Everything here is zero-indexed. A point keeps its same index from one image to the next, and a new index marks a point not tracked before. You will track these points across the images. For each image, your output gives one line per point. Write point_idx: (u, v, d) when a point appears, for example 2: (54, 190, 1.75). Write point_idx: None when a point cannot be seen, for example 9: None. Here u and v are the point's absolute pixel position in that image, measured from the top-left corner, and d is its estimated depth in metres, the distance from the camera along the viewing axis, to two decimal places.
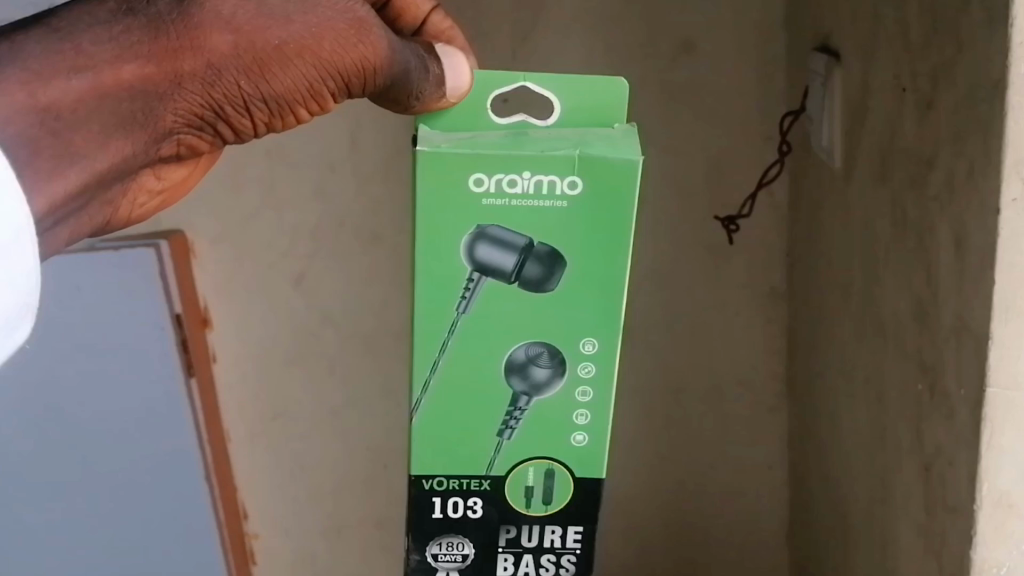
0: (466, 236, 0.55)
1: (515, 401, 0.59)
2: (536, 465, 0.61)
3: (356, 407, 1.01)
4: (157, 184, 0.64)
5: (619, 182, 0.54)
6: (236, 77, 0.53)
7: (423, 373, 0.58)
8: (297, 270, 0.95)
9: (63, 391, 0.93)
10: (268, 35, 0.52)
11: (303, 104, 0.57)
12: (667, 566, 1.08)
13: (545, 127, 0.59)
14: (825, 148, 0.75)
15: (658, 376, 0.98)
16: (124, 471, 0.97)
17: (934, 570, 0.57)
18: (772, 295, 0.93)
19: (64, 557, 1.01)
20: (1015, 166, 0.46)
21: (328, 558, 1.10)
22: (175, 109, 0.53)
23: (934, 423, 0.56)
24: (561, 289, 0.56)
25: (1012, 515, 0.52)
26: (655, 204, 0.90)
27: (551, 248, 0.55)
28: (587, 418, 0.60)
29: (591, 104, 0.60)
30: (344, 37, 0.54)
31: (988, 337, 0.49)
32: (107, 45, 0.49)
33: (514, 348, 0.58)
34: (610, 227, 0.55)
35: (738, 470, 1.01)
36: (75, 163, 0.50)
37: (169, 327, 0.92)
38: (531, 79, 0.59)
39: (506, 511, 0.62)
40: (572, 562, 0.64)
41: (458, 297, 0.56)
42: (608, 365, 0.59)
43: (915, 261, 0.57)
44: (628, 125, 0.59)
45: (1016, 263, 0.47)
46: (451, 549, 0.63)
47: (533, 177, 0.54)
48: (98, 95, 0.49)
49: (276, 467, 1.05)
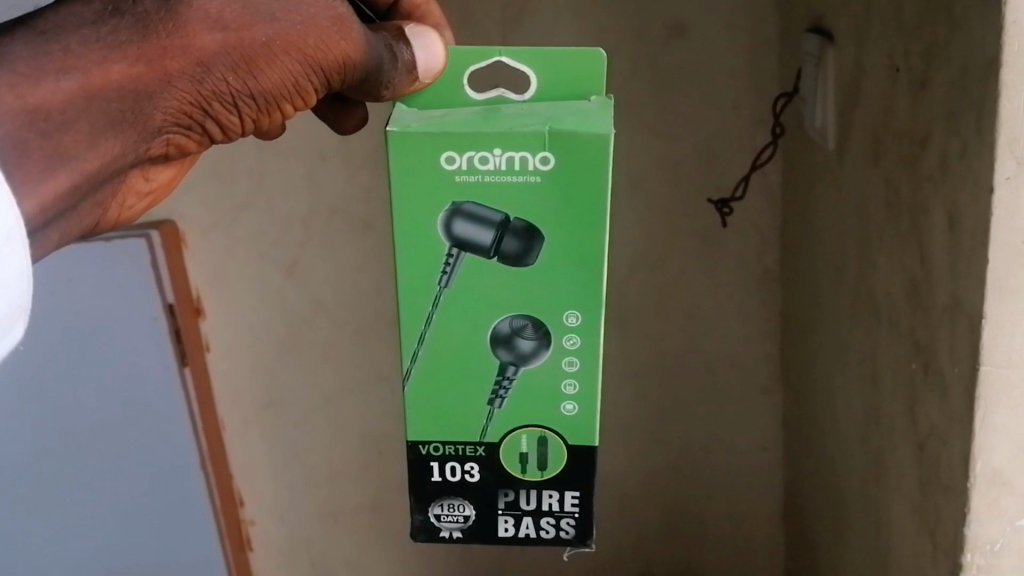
0: (443, 212, 0.55)
1: (503, 371, 0.59)
2: (528, 433, 0.60)
3: (351, 393, 1.01)
4: (147, 186, 0.63)
5: (591, 156, 0.53)
6: (225, 74, 0.53)
7: (411, 344, 0.58)
8: (290, 257, 0.95)
9: (58, 389, 0.93)
10: (255, 31, 0.52)
11: (289, 100, 0.56)
12: (662, 545, 1.08)
13: (521, 102, 0.58)
14: (819, 130, 0.75)
15: (652, 360, 0.98)
16: (120, 464, 0.97)
17: (927, 549, 0.58)
18: (766, 278, 0.93)
19: (60, 548, 1.01)
20: (1009, 144, 0.46)
21: (324, 543, 1.10)
22: (166, 107, 0.53)
23: (927, 402, 0.56)
24: (540, 263, 0.56)
25: (1006, 492, 0.52)
26: (648, 188, 0.90)
27: (528, 223, 0.55)
28: (575, 387, 0.59)
29: (568, 76, 0.59)
30: (327, 34, 0.54)
31: (982, 316, 0.49)
32: (95, 47, 0.49)
33: (499, 320, 0.57)
34: (586, 199, 0.54)
35: (733, 452, 1.01)
36: (66, 164, 0.50)
37: (161, 317, 0.92)
38: (506, 53, 0.58)
39: (503, 475, 0.62)
40: (571, 525, 0.63)
41: (440, 272, 0.56)
42: (593, 336, 0.58)
43: (909, 241, 0.57)
44: (607, 98, 0.58)
45: (1011, 241, 0.47)
46: (452, 510, 0.63)
47: (504, 154, 0.53)
48: (87, 95, 0.49)
49: (271, 455, 1.05)
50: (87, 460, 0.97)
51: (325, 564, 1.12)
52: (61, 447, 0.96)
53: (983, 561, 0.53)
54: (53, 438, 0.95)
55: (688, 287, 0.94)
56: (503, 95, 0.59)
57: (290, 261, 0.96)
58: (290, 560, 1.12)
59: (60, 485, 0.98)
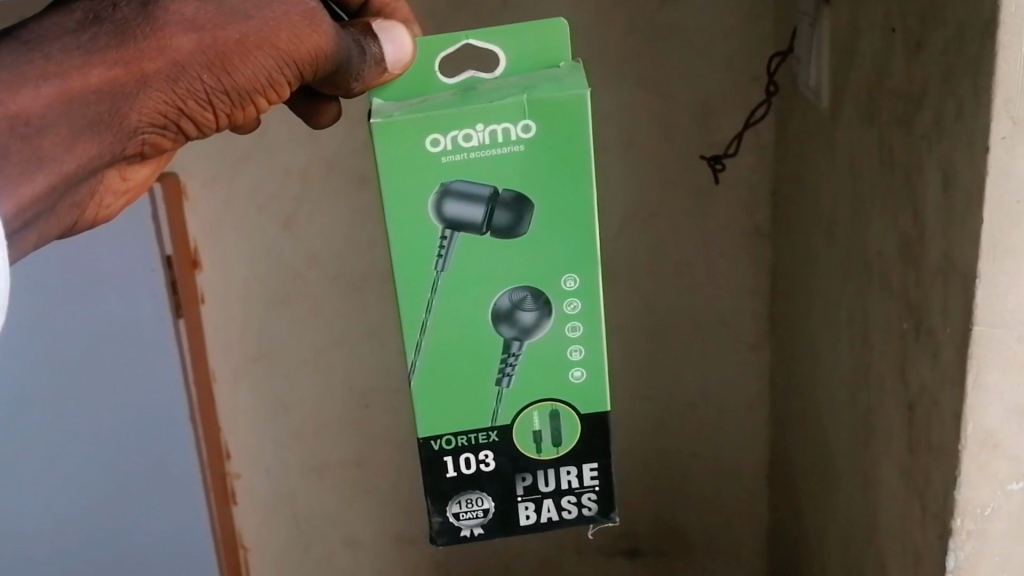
0: (432, 195, 0.55)
1: (508, 349, 0.58)
2: (539, 409, 0.60)
3: (338, 347, 1.01)
4: (124, 185, 0.62)
5: (571, 119, 0.54)
6: (200, 72, 0.53)
7: (413, 335, 0.57)
8: (287, 211, 0.95)
9: (48, 348, 0.93)
10: (229, 30, 0.53)
11: (262, 94, 0.57)
12: (647, 513, 1.07)
13: (493, 79, 0.58)
14: (813, 89, 0.74)
15: (643, 318, 0.97)
16: (109, 424, 0.97)
17: (917, 512, 0.58)
18: (757, 236, 0.93)
19: (49, 507, 1.00)
20: (1005, 104, 0.45)
21: (308, 500, 1.09)
22: (141, 109, 0.54)
23: (919, 363, 0.56)
24: (532, 231, 0.55)
25: (996, 454, 0.52)
26: (640, 145, 0.90)
27: (516, 194, 0.55)
28: (581, 352, 0.59)
29: (537, 48, 0.59)
30: (299, 28, 0.55)
31: (976, 276, 0.48)
32: (76, 53, 0.51)
33: (499, 294, 0.57)
34: (573, 159, 0.54)
35: (719, 411, 1.02)
36: (43, 167, 0.52)
37: (158, 269, 0.92)
38: (473, 35, 0.58)
39: (519, 459, 0.61)
40: (593, 500, 0.62)
41: (435, 256, 0.56)
42: (594, 298, 0.57)
43: (903, 199, 0.57)
44: (575, 62, 0.58)
45: (1006, 200, 0.47)
46: (471, 505, 0.61)
47: (487, 128, 0.54)
48: (65, 100, 0.51)
49: (258, 406, 1.04)
50: (80, 414, 0.96)
51: (310, 520, 1.10)
52: (49, 404, 0.95)
53: (974, 526, 0.53)
54: (47, 392, 0.95)
55: (679, 245, 0.94)
56: (474, 76, 0.58)
57: (286, 214, 0.95)
58: (272, 515, 1.10)
59: (47, 447, 0.97)
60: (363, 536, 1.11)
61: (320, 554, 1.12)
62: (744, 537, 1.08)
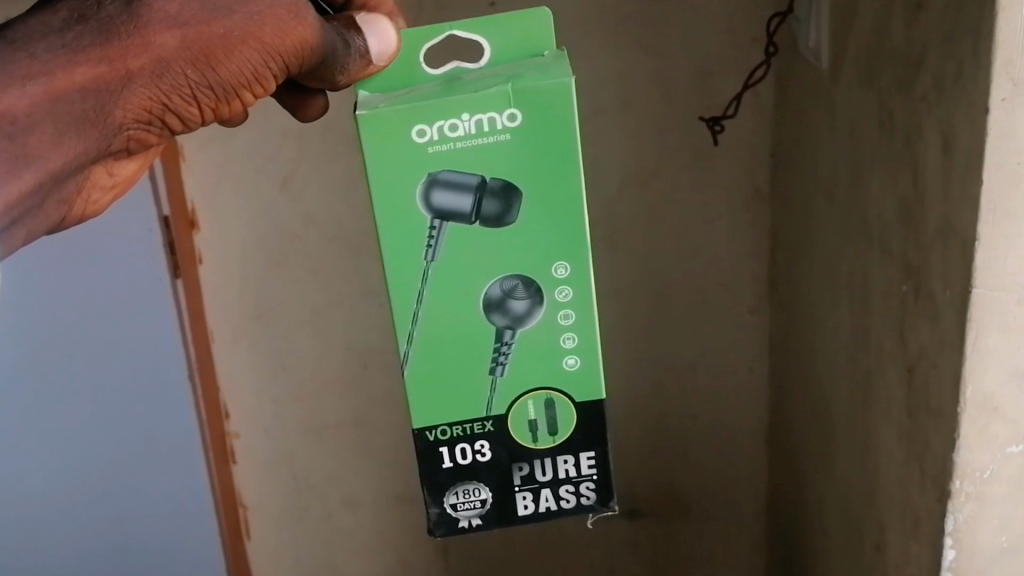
0: (419, 185, 0.54)
1: (500, 337, 0.57)
2: (534, 398, 0.59)
3: (336, 310, 1.01)
4: (111, 181, 0.62)
5: (558, 107, 0.53)
6: (185, 69, 0.54)
7: (405, 326, 0.57)
8: (283, 172, 0.95)
9: (53, 317, 0.93)
10: (213, 26, 0.53)
11: (248, 88, 0.56)
12: (647, 478, 1.08)
13: (478, 70, 0.57)
14: (813, 50, 0.74)
15: (641, 279, 0.97)
16: (109, 391, 0.97)
17: (917, 476, 0.57)
18: (756, 197, 0.93)
19: (51, 472, 1.00)
20: (1005, 66, 0.45)
21: (307, 460, 1.09)
22: (125, 104, 0.54)
23: (918, 326, 0.56)
24: (522, 220, 0.55)
25: (995, 417, 0.52)
26: (640, 106, 0.89)
27: (505, 182, 0.54)
28: (574, 340, 0.58)
29: (520, 38, 0.58)
30: (283, 21, 0.54)
31: (976, 239, 0.48)
32: (60, 52, 0.51)
33: (490, 284, 0.56)
34: (560, 147, 0.54)
35: (718, 372, 1.01)
36: (31, 165, 0.52)
37: (156, 230, 0.92)
38: (457, 26, 0.57)
39: (515, 449, 0.60)
40: (591, 489, 0.61)
41: (425, 246, 0.55)
42: (585, 285, 0.57)
43: (902, 161, 0.56)
44: (560, 52, 0.58)
45: (1005, 163, 0.46)
46: (468, 496, 0.61)
47: (472, 117, 0.53)
48: (51, 99, 0.51)
49: (257, 368, 1.04)
50: (79, 378, 0.96)
51: (309, 480, 1.10)
52: (49, 373, 0.95)
53: (973, 489, 0.53)
54: (47, 361, 0.95)
55: (677, 207, 0.94)
56: (460, 66, 0.58)
57: (283, 178, 0.95)
58: (272, 476, 1.10)
59: (48, 415, 0.97)
60: (363, 497, 1.11)
61: (320, 515, 1.12)
62: (743, 498, 1.08)
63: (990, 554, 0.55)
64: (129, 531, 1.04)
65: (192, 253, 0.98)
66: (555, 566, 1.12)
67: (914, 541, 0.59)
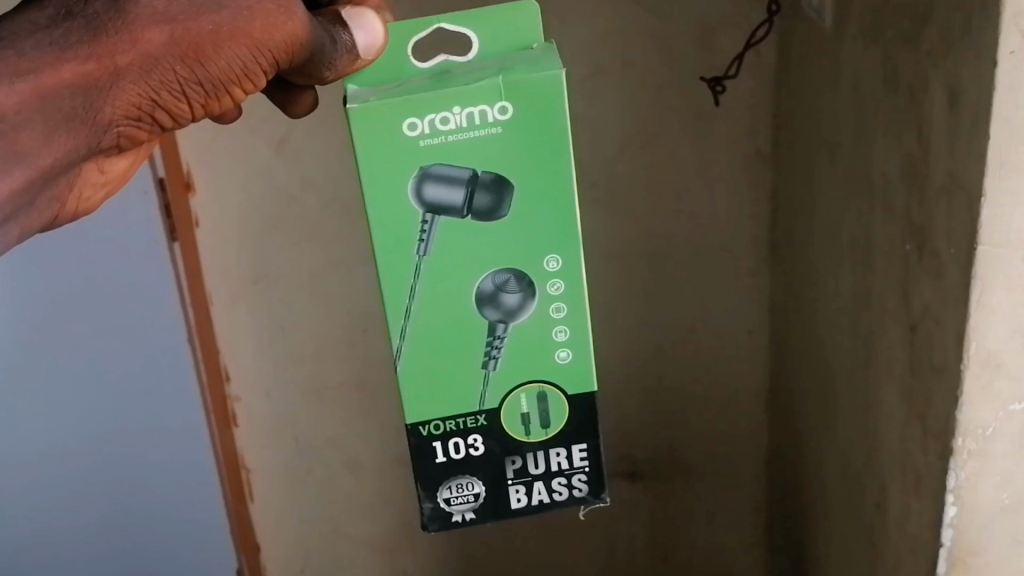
0: (411, 179, 0.54)
1: (493, 332, 0.57)
2: (527, 392, 0.59)
3: (335, 272, 1.01)
4: (101, 177, 0.62)
5: (548, 99, 0.53)
6: (174, 66, 0.53)
7: (397, 321, 0.57)
8: (280, 133, 0.94)
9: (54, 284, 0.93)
10: (201, 21, 0.52)
11: (237, 84, 0.56)
12: (648, 442, 1.08)
13: (467, 63, 0.57)
14: (814, 8, 0.73)
15: (641, 240, 0.97)
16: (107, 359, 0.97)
17: (918, 433, 0.57)
18: (757, 159, 0.93)
19: (53, 439, 1.00)
20: (1014, 17, 0.44)
21: (308, 423, 1.09)
22: (115, 101, 0.53)
23: (922, 284, 0.55)
24: (514, 213, 0.55)
25: (999, 374, 0.51)
26: (641, 67, 0.89)
27: (496, 175, 0.54)
28: (566, 333, 0.58)
29: (508, 31, 0.57)
30: (272, 17, 0.54)
31: (981, 195, 0.48)
32: (48, 49, 0.50)
33: (481, 278, 0.56)
34: (551, 139, 0.53)
35: (718, 335, 1.01)
36: (22, 162, 0.52)
37: (151, 191, 0.91)
38: (445, 18, 0.57)
39: (508, 443, 0.60)
40: (583, 481, 0.61)
41: (417, 240, 0.55)
42: (577, 279, 0.57)
43: (906, 117, 0.56)
44: (548, 43, 0.57)
45: (1013, 117, 0.46)
46: (461, 490, 0.61)
47: (464, 110, 0.53)
48: (40, 96, 0.50)
49: (256, 331, 1.04)
50: (78, 344, 0.96)
51: (309, 442, 1.10)
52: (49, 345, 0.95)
53: (974, 446, 0.53)
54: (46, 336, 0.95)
55: (677, 169, 0.93)
56: (448, 60, 0.57)
57: (279, 142, 0.94)
58: (273, 438, 1.10)
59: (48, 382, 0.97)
60: (364, 459, 1.11)
61: (321, 477, 1.12)
62: (743, 462, 1.08)
63: (992, 512, 0.55)
64: (130, 496, 1.04)
65: (189, 216, 0.98)
66: (557, 527, 1.12)
67: (915, 499, 0.59)
